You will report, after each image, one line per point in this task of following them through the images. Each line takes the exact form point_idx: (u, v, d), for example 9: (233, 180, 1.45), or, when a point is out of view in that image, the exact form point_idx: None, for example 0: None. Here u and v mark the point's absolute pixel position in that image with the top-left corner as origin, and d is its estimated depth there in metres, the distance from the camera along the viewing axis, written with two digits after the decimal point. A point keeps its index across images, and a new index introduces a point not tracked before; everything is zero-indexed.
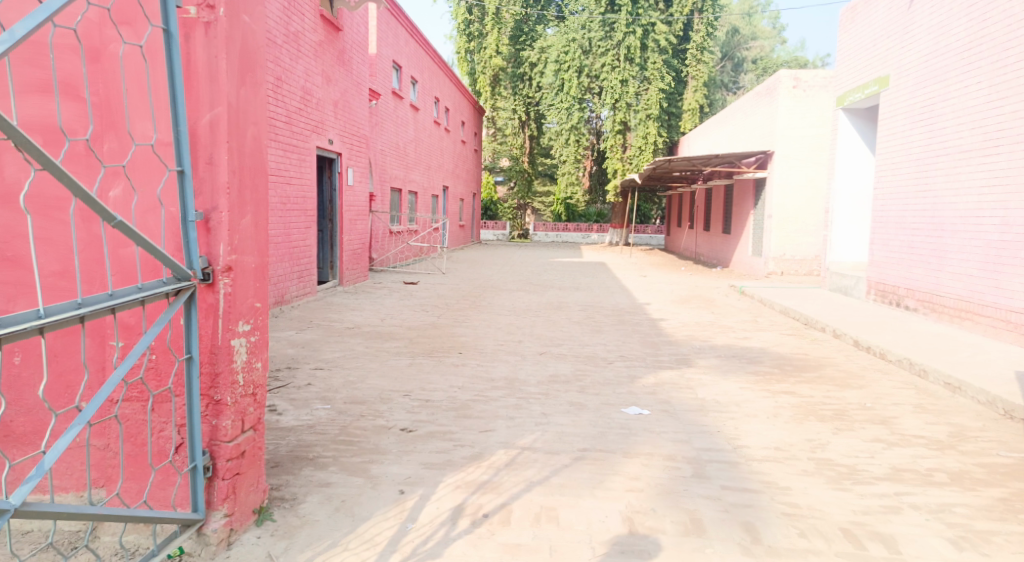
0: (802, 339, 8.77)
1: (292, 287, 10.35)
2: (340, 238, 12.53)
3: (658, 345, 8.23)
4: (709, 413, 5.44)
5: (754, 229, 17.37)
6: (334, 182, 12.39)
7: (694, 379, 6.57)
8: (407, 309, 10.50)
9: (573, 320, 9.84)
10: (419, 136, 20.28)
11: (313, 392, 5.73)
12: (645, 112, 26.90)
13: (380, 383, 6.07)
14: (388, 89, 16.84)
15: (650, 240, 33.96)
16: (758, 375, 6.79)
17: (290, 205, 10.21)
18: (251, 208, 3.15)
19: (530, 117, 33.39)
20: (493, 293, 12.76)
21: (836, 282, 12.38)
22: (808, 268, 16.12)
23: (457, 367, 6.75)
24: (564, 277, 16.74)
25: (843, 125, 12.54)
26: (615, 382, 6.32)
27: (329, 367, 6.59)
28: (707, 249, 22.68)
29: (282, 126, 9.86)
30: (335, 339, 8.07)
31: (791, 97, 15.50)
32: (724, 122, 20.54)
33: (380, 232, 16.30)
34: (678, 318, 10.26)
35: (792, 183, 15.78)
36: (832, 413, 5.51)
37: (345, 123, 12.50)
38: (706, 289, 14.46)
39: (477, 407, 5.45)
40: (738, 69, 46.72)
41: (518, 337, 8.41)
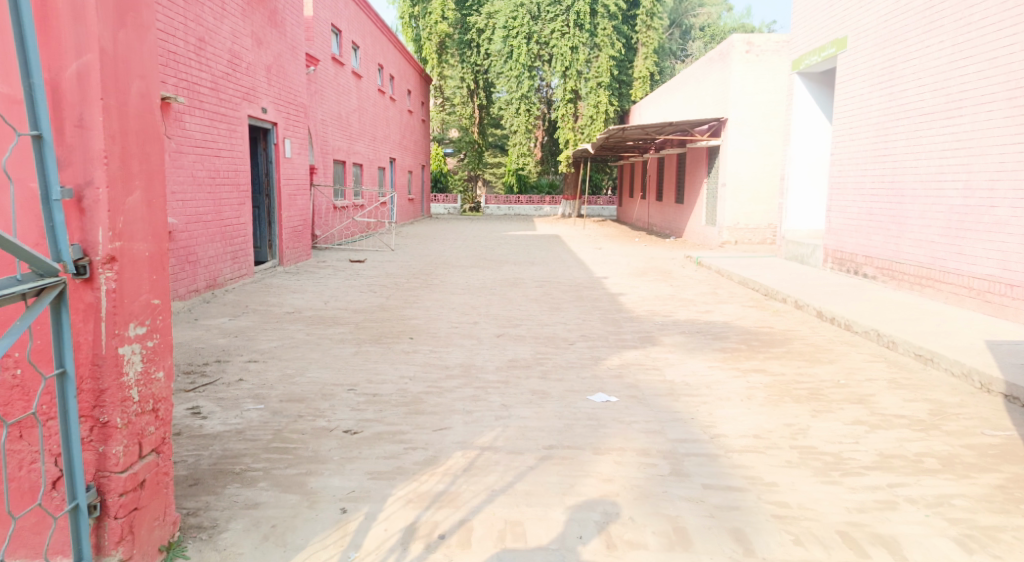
0: (765, 312, 8.49)
1: (226, 268, 9.63)
2: (278, 215, 11.77)
3: (619, 322, 7.82)
4: (680, 398, 5.03)
5: (708, 198, 17.15)
6: (269, 153, 11.58)
7: (659, 359, 6.16)
8: (352, 290, 9.88)
9: (530, 298, 9.39)
10: (363, 106, 19.40)
11: (246, 389, 5.15)
12: (596, 80, 26.50)
13: (321, 376, 5.51)
14: (327, 56, 15.94)
15: (600, 211, 33.73)
16: (726, 352, 6.41)
17: (221, 178, 9.43)
18: (140, 182, 2.59)
19: (479, 86, 32.57)
20: (444, 270, 12.19)
21: (793, 250, 12.18)
22: (761, 237, 15.98)
23: (408, 354, 6.22)
24: (517, 251, 16.26)
25: (797, 89, 12.28)
26: (578, 366, 5.87)
27: (265, 359, 6.00)
28: (660, 219, 22.50)
29: (208, 92, 9.08)
30: (274, 325, 7.45)
31: (744, 62, 15.19)
32: (676, 90, 20.19)
33: (322, 207, 15.51)
34: (638, 292, 9.89)
35: (746, 150, 15.54)
36: (809, 393, 5.13)
37: (280, 90, 11.68)
38: (663, 260, 14.19)
39: (430, 401, 4.94)
40: (686, 37, 46.57)
41: (472, 318, 7.90)
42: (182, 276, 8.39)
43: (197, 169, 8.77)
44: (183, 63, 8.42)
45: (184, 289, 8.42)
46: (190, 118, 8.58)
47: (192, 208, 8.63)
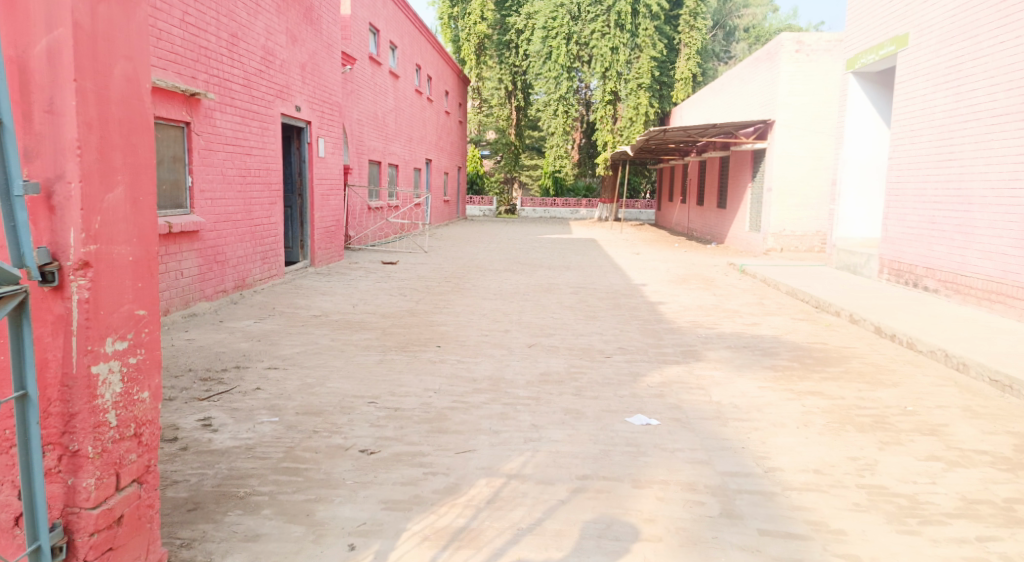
0: (817, 325, 7.97)
1: (255, 269, 9.42)
2: (310, 215, 11.56)
3: (659, 333, 7.38)
4: (729, 423, 4.59)
5: (752, 204, 16.53)
6: (303, 152, 11.38)
7: (704, 377, 5.72)
8: (382, 293, 9.60)
9: (565, 305, 8.99)
10: (399, 106, 19.22)
11: (261, 399, 4.85)
12: (636, 81, 25.86)
13: (342, 387, 5.19)
14: (364, 55, 15.75)
15: (639, 215, 33.20)
16: (777, 370, 5.94)
17: (251, 177, 9.21)
18: (123, 177, 2.26)
19: (517, 87, 32.27)
20: (478, 274, 11.86)
21: (844, 259, 11.56)
22: (809, 244, 15.32)
23: (434, 364, 5.88)
24: (553, 254, 15.89)
25: (852, 90, 11.64)
26: (615, 383, 5.46)
27: (285, 366, 5.72)
28: (701, 224, 21.88)
29: (241, 89, 8.87)
30: (299, 329, 7.18)
31: (792, 62, 14.58)
32: (720, 91, 19.58)
33: (356, 207, 15.31)
34: (679, 301, 9.43)
35: (794, 154, 14.90)
36: (873, 422, 4.65)
37: (315, 87, 11.47)
38: (704, 267, 13.67)
39: (454, 418, 4.58)
40: (731, 39, 45.72)
41: (504, 326, 7.53)
42: (210, 276, 8.18)
43: (227, 167, 8.57)
44: (214, 59, 8.21)
45: (211, 289, 8.21)
46: (221, 115, 8.37)
47: (221, 207, 8.42)
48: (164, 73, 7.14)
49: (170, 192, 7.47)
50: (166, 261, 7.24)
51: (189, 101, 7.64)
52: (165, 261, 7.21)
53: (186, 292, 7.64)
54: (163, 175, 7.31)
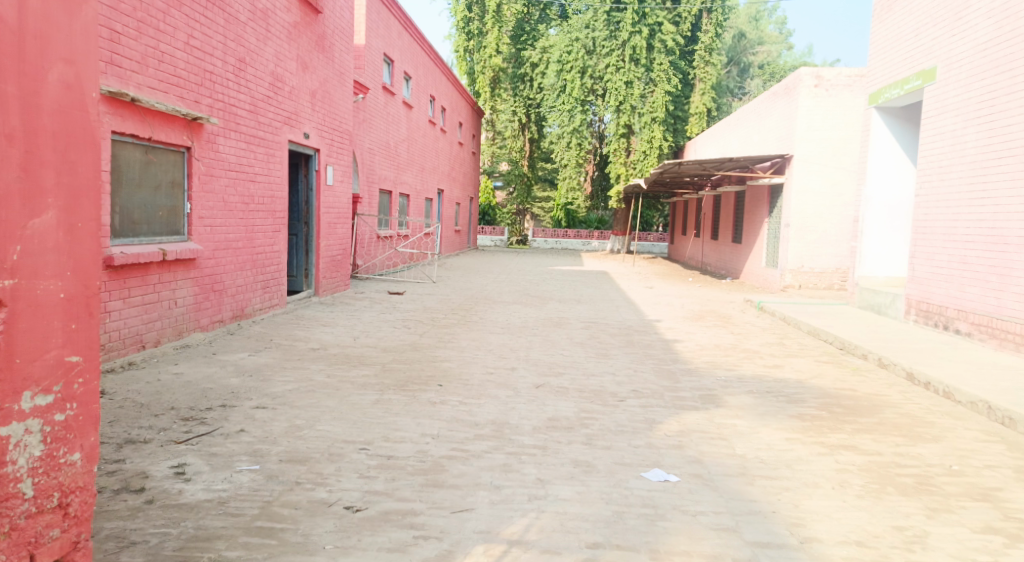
0: (843, 369, 7.51)
1: (255, 298, 9.08)
2: (316, 243, 11.25)
3: (675, 375, 6.95)
4: (756, 482, 4.16)
5: (769, 239, 16.12)
6: (310, 180, 11.11)
7: (727, 425, 5.28)
8: (386, 325, 9.24)
9: (576, 341, 8.58)
10: (412, 135, 19.06)
11: (244, 444, 4.46)
12: (651, 115, 25.67)
13: (332, 431, 4.79)
14: (377, 84, 15.61)
15: (651, 248, 32.87)
16: (805, 420, 5.50)
17: (254, 204, 8.92)
18: (56, 200, 2.07)
19: (531, 119, 32.20)
20: (486, 306, 11.51)
21: (868, 299, 11.10)
22: (828, 281, 14.86)
23: (433, 406, 5.47)
24: (564, 287, 15.51)
25: (876, 126, 11.27)
26: (629, 430, 5.03)
27: (274, 405, 5.33)
28: (715, 258, 21.49)
29: (247, 114, 8.63)
30: (294, 363, 6.81)
31: (811, 96, 14.28)
32: (736, 125, 19.30)
33: (364, 236, 15.02)
34: (695, 340, 9.00)
35: (813, 189, 14.52)
36: (917, 484, 4.21)
37: (325, 115, 11.26)
38: (721, 304, 13.24)
39: (452, 469, 4.17)
40: (745, 75, 45.75)
41: (510, 364, 7.13)
42: (206, 305, 7.84)
43: (229, 194, 8.27)
44: (220, 83, 7.96)
45: (207, 319, 7.86)
46: (224, 140, 8.10)
47: (220, 234, 8.10)
48: (165, 96, 6.84)
49: (167, 218, 7.14)
50: (160, 290, 6.91)
51: (191, 125, 7.34)
52: (158, 290, 6.88)
53: (179, 321, 7.30)
54: (160, 201, 7.00)
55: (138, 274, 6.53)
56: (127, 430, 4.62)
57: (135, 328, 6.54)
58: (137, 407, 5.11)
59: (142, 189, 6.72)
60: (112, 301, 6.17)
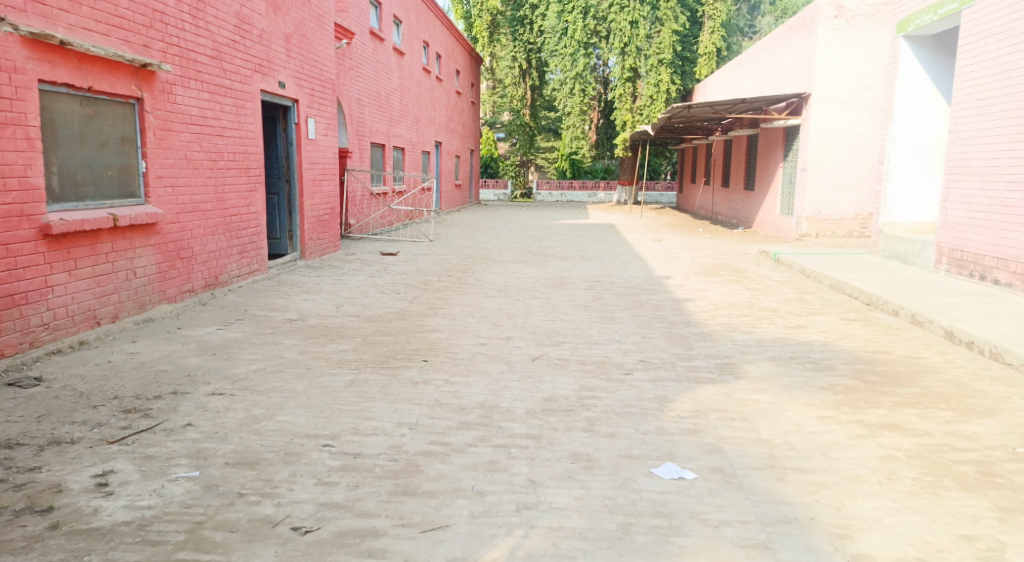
0: (872, 328, 6.80)
1: (231, 264, 8.41)
2: (299, 203, 10.52)
3: (687, 340, 6.28)
4: (787, 477, 3.50)
5: (784, 184, 15.27)
6: (290, 134, 10.33)
7: (749, 402, 4.60)
8: (374, 290, 8.56)
9: (579, 303, 7.91)
10: (405, 85, 18.10)
11: (187, 442, 3.83)
12: (657, 57, 24.47)
13: (294, 422, 4.15)
14: (364, 30, 14.67)
15: (659, 198, 31.96)
16: (838, 393, 4.81)
17: (224, 161, 8.18)
18: None
19: (532, 66, 31.05)
20: (484, 266, 10.83)
21: (893, 247, 10.34)
22: (847, 229, 14.04)
23: (415, 387, 4.81)
24: (567, 242, 14.78)
25: (903, 57, 10.36)
26: (637, 413, 4.37)
27: (233, 391, 4.69)
28: (725, 208, 20.70)
29: (209, 61, 7.83)
30: (266, 338, 6.17)
31: (831, 29, 13.28)
32: (747, 64, 18.29)
33: (355, 193, 14.27)
34: (708, 298, 8.29)
35: (832, 130, 13.62)
36: (978, 475, 3.55)
37: (303, 61, 10.40)
38: (733, 256, 12.49)
39: (428, 470, 3.53)
40: (755, 13, 44.12)
41: (505, 332, 6.46)
42: (172, 275, 7.18)
43: (192, 150, 7.53)
44: (173, 24, 7.15)
45: (174, 290, 7.20)
46: (183, 91, 7.32)
47: (185, 195, 7.40)
48: (104, 39, 6.07)
49: (118, 179, 6.44)
50: (114, 260, 6.25)
51: (140, 73, 6.57)
52: (112, 260, 6.22)
53: (141, 294, 6.65)
54: (108, 159, 6.28)
55: (85, 243, 5.87)
56: (56, 427, 3.99)
57: (86, 303, 5.90)
58: (75, 397, 4.49)
59: (85, 145, 6.01)
60: (55, 274, 5.53)
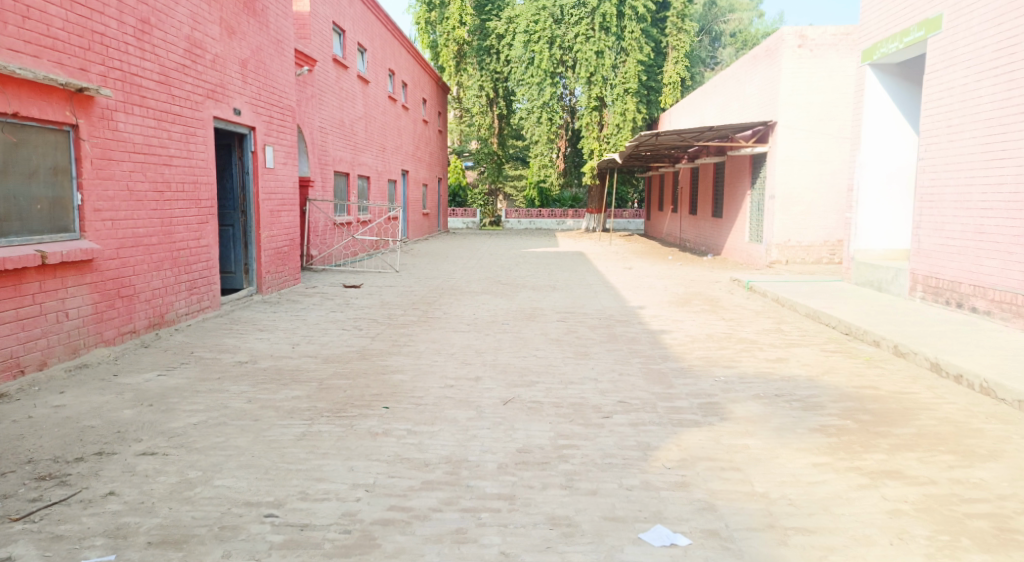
0: (855, 360, 6.51)
1: (179, 301, 7.87)
2: (255, 235, 9.99)
3: (667, 377, 5.91)
4: (790, 541, 3.11)
5: (753, 211, 15.17)
6: (245, 163, 9.85)
7: (739, 448, 4.22)
8: (333, 327, 8.07)
9: (551, 338, 7.51)
10: (370, 114, 17.74)
11: (106, 516, 3.33)
12: (623, 86, 24.49)
13: (234, 487, 3.66)
14: (326, 58, 14.29)
15: (627, 225, 31.94)
16: (831, 435, 4.46)
17: (171, 191, 7.68)
18: None
19: (498, 95, 30.97)
20: (451, 299, 10.39)
21: (866, 274, 10.19)
22: (817, 255, 13.94)
23: (374, 439, 4.35)
24: (536, 272, 14.43)
25: (871, 84, 10.30)
26: (620, 465, 3.96)
27: (167, 450, 4.18)
28: (694, 235, 20.61)
29: (156, 86, 7.36)
30: (212, 384, 5.65)
31: (796, 58, 13.28)
32: (713, 93, 18.33)
33: (316, 224, 13.77)
34: (685, 330, 7.96)
35: (800, 157, 13.56)
36: (997, 532, 3.20)
37: (259, 87, 9.96)
38: (705, 284, 12.26)
39: (385, 545, 3.07)
40: (716, 44, 44.95)
41: (473, 372, 6.02)
42: (111, 315, 6.62)
43: (135, 181, 7.02)
44: (115, 47, 6.69)
45: (112, 332, 6.63)
46: (126, 117, 6.83)
47: (127, 228, 6.87)
48: (33, 61, 5.60)
49: (49, 212, 5.93)
50: (42, 302, 5.71)
51: (75, 98, 6.08)
52: (39, 302, 5.68)
53: (74, 337, 6.09)
54: (36, 191, 5.78)
55: (6, 284, 5.34)
56: None
57: (8, 349, 5.37)
58: None
59: (10, 176, 5.53)
60: None
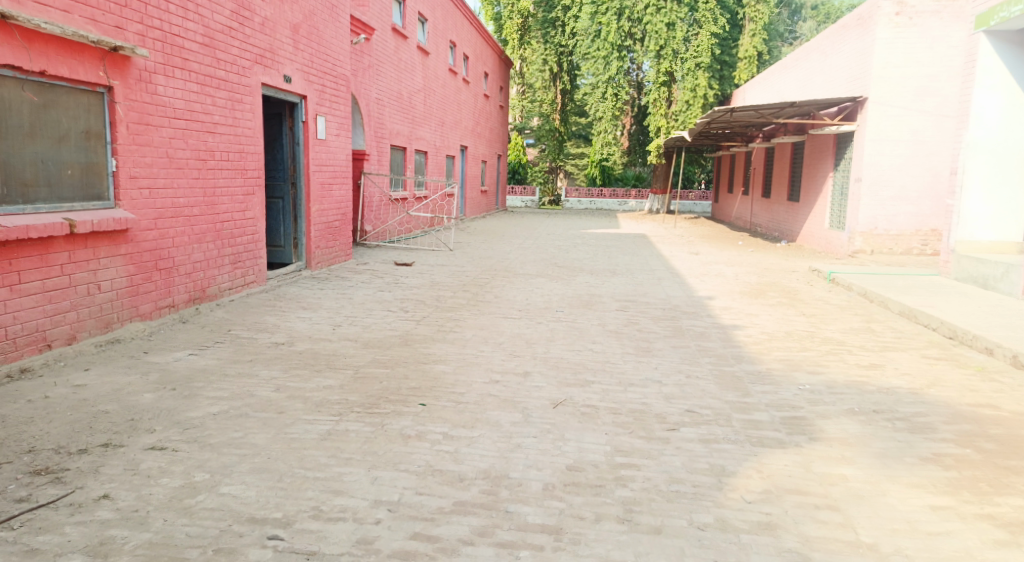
0: (965, 371, 5.65)
1: (221, 275, 7.53)
2: (305, 207, 9.65)
3: (742, 382, 5.21)
4: None
5: (835, 195, 14.05)
6: (297, 133, 9.48)
7: (835, 480, 3.53)
8: (379, 308, 7.61)
9: (611, 329, 6.87)
10: (429, 86, 17.22)
11: (91, 527, 2.90)
12: (694, 60, 23.28)
13: (241, 497, 3.19)
14: (386, 26, 13.80)
15: (694, 207, 30.76)
16: (949, 468, 3.70)
17: (214, 160, 7.31)
18: None
19: (563, 69, 30.07)
20: (506, 280, 9.83)
21: (968, 269, 9.15)
22: (905, 246, 12.80)
23: (406, 444, 3.83)
24: (598, 254, 13.73)
25: (983, 56, 9.15)
26: (689, 495, 3.32)
27: (179, 445, 3.75)
28: (767, 219, 19.47)
29: (199, 48, 6.97)
30: (241, 367, 5.24)
31: (892, 28, 12.07)
32: (793, 67, 17.12)
33: (371, 198, 13.40)
34: (760, 326, 7.19)
35: (891, 137, 12.40)
36: None
37: (312, 53, 9.53)
38: (781, 273, 11.36)
39: None
40: (795, 18, 43.03)
41: (523, 366, 5.44)
42: (148, 289, 6.30)
43: (176, 148, 6.67)
44: (154, 4, 6.30)
45: (148, 306, 6.32)
46: (166, 80, 6.46)
47: (166, 197, 6.53)
48: (62, 16, 5.24)
49: (81, 178, 5.61)
50: (71, 273, 5.40)
51: (110, 58, 5.72)
52: (68, 273, 5.37)
53: (106, 311, 5.78)
54: (66, 156, 5.47)
55: (31, 253, 5.02)
56: None
57: (33, 323, 5.07)
58: None
59: (37, 139, 5.22)
60: None
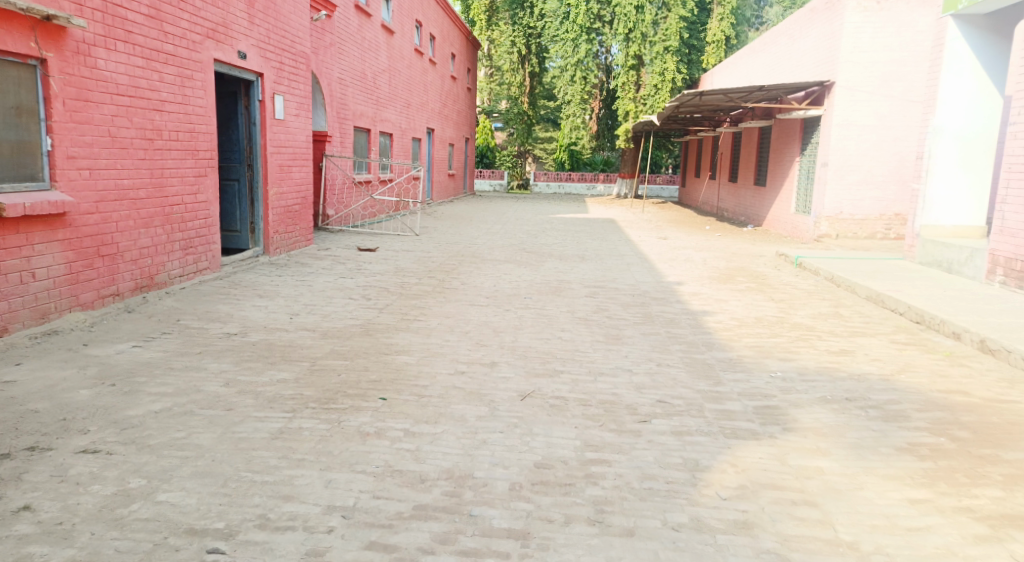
0: (934, 356, 5.59)
1: (171, 262, 7.16)
2: (263, 191, 9.27)
3: (714, 370, 5.06)
4: None
5: (801, 179, 14.05)
6: (253, 113, 9.08)
7: (812, 474, 3.39)
8: (339, 295, 7.32)
9: (579, 316, 6.68)
10: (394, 66, 16.78)
11: (7, 543, 2.61)
12: (663, 44, 23.12)
13: (180, 505, 2.93)
14: (348, 3, 13.34)
15: (660, 192, 30.79)
16: (925, 459, 3.59)
17: (162, 140, 6.91)
18: None
19: (530, 52, 29.70)
20: (472, 266, 9.59)
21: (933, 253, 9.17)
22: (870, 230, 12.86)
23: (363, 442, 3.59)
24: (565, 239, 13.55)
25: (951, 39, 9.12)
26: (662, 492, 3.15)
27: (115, 447, 3.46)
28: (733, 204, 19.50)
29: (144, 20, 6.55)
30: (189, 360, 4.93)
31: (860, 11, 12.02)
32: (761, 51, 17.07)
33: (333, 182, 13.00)
34: (730, 311, 7.08)
35: (858, 121, 12.40)
36: None
37: (269, 28, 9.11)
38: (748, 258, 11.30)
39: None
40: (761, 3, 43.28)
41: (488, 356, 5.22)
42: (89, 277, 5.93)
43: (119, 127, 6.27)
44: None
45: (90, 295, 5.95)
46: (107, 54, 6.05)
47: (109, 179, 6.15)
48: None
49: (13, 157, 5.22)
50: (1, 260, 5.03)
51: (42, 27, 5.32)
52: None
53: (43, 301, 5.42)
54: None
55: None
56: None
57: None
58: None
59: None
60: None
